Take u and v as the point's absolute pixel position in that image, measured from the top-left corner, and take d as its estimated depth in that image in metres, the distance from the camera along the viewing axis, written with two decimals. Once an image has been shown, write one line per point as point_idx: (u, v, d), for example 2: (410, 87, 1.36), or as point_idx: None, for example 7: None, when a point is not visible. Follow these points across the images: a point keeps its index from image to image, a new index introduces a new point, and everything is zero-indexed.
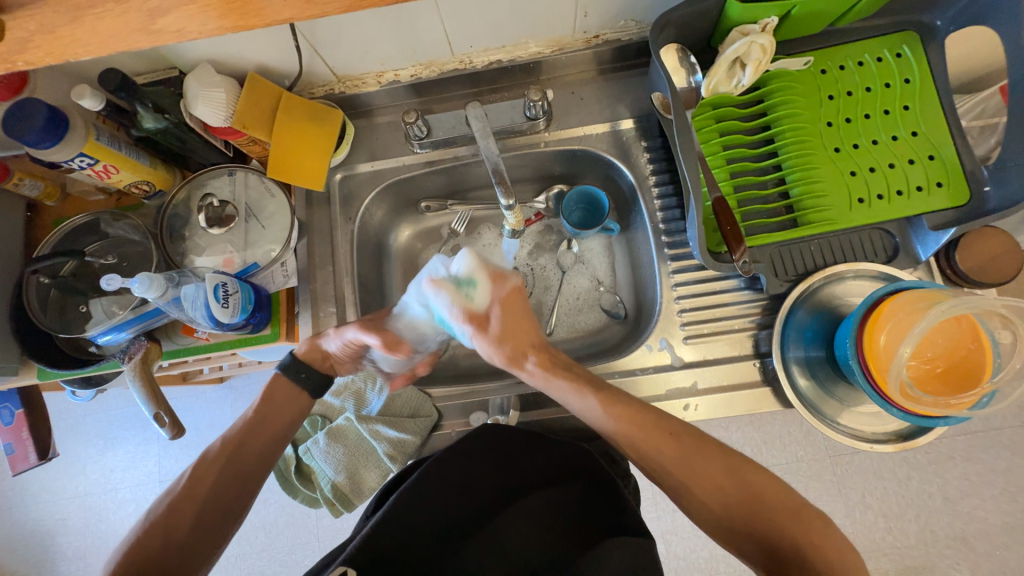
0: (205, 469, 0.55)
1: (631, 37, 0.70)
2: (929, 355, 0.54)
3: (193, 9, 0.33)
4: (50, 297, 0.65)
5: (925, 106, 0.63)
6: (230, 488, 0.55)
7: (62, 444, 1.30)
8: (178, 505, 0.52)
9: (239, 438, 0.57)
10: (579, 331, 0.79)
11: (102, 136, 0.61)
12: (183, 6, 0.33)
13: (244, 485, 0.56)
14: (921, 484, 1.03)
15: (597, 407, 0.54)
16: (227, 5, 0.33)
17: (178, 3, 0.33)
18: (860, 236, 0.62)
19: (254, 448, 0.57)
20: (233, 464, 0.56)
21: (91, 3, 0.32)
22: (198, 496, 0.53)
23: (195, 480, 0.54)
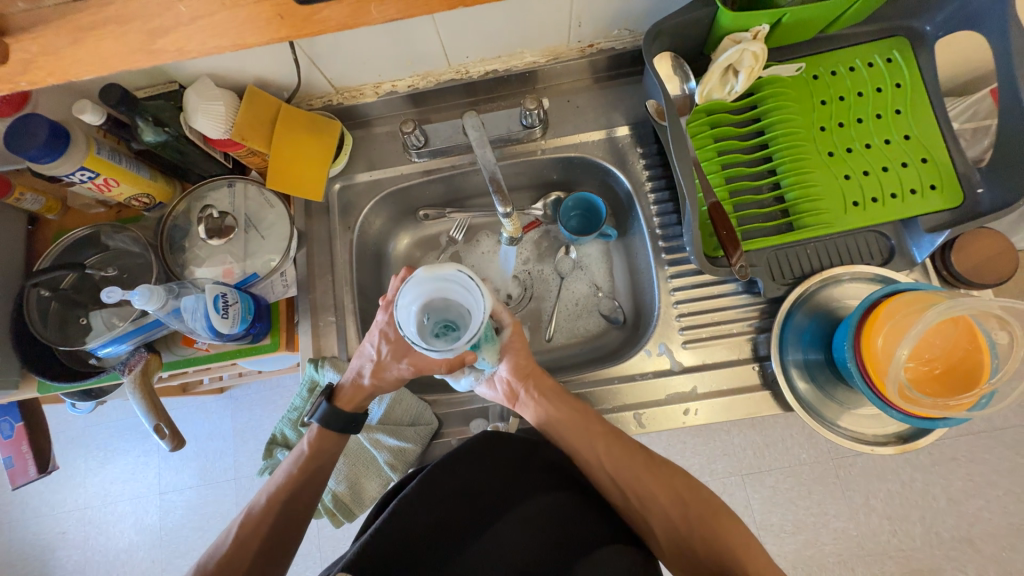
0: (256, 519, 0.58)
1: (625, 46, 0.70)
2: (927, 357, 0.54)
3: (193, 28, 0.34)
4: (51, 309, 0.66)
5: (917, 109, 0.64)
6: (282, 534, 0.58)
7: (62, 456, 1.30)
8: (232, 556, 0.56)
9: (285, 489, 0.60)
10: (579, 336, 0.79)
11: (102, 150, 0.62)
12: (183, 25, 0.34)
13: (295, 531, 0.59)
14: (925, 486, 1.03)
15: (559, 414, 0.61)
16: (226, 24, 0.34)
17: (178, 22, 0.33)
18: (855, 239, 0.62)
19: (303, 497, 0.60)
20: (278, 513, 0.59)
21: (94, 25, 0.33)
22: (251, 546, 0.57)
23: (247, 532, 0.57)
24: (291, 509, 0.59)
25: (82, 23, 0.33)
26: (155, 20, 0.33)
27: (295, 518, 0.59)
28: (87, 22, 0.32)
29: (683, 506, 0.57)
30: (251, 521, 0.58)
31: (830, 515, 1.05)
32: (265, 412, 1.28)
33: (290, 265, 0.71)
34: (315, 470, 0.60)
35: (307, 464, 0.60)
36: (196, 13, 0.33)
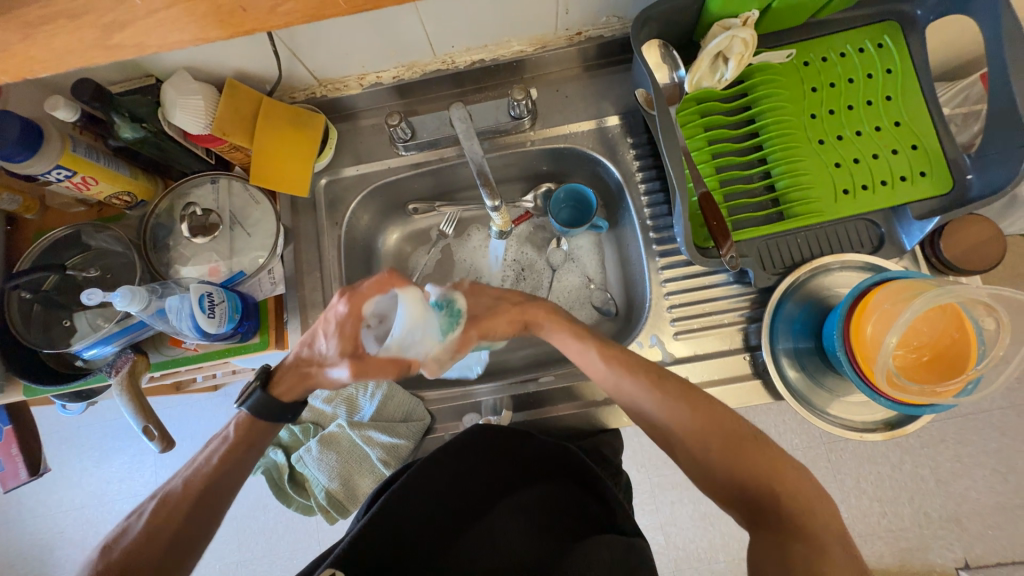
0: (172, 500, 0.55)
1: (614, 33, 0.69)
2: (915, 344, 0.54)
3: (151, 22, 0.32)
4: (34, 312, 0.64)
5: (907, 96, 0.63)
6: (192, 524, 0.55)
7: (56, 457, 1.29)
8: (143, 540, 0.53)
9: (204, 477, 0.56)
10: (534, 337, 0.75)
11: (79, 147, 0.60)
12: (141, 20, 0.32)
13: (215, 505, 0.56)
14: (914, 468, 1.05)
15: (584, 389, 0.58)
16: (184, 18, 0.32)
17: (136, 16, 0.32)
18: (846, 227, 0.62)
19: (215, 487, 0.56)
20: (192, 501, 0.55)
21: (41, 19, 0.31)
22: (162, 537, 0.53)
23: (160, 514, 0.54)
24: (210, 498, 0.56)
25: (31, 18, 0.30)
26: (109, 14, 0.31)
27: (212, 504, 0.56)
28: (37, 18, 0.30)
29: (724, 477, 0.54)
30: (171, 498, 0.55)
31: None
32: None
33: (278, 262, 0.70)
34: (236, 456, 0.57)
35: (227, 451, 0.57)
36: (152, 6, 0.32)
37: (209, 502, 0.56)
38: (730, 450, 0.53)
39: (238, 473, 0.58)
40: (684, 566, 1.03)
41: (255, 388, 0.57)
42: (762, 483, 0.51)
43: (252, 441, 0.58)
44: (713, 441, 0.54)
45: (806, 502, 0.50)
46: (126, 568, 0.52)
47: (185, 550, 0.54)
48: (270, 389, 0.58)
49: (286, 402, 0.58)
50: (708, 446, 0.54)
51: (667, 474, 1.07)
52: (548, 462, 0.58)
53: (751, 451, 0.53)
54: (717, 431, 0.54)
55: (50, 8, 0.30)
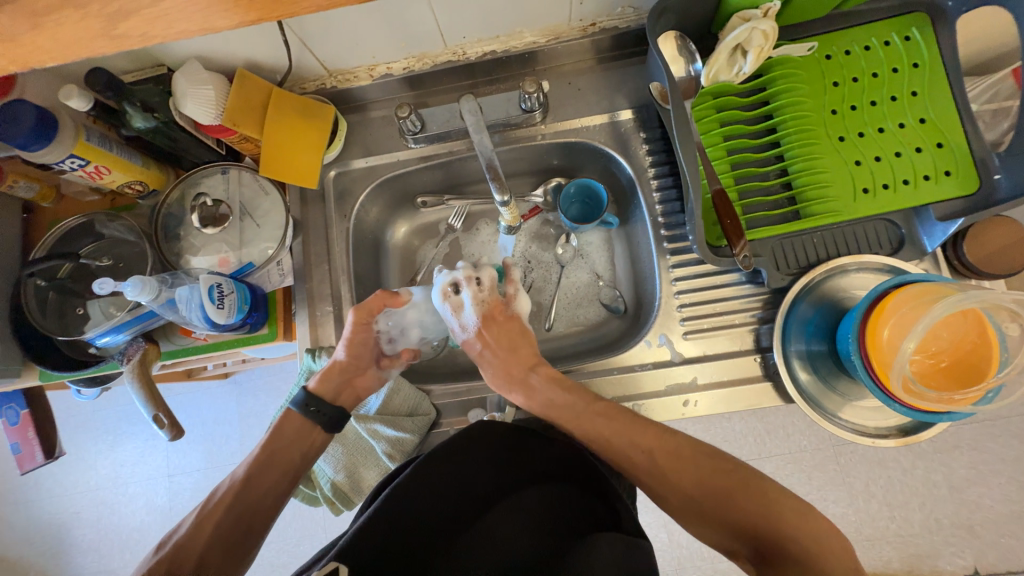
0: (211, 507, 0.58)
1: (629, 25, 0.67)
2: (934, 350, 0.53)
3: (156, 11, 0.32)
4: (49, 299, 0.65)
5: (934, 91, 0.61)
6: (233, 531, 0.57)
7: (72, 440, 1.32)
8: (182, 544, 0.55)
9: (241, 484, 0.60)
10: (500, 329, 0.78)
11: (92, 137, 0.61)
12: (147, 8, 0.32)
13: (254, 512, 0.59)
14: (926, 473, 1.03)
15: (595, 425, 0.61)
16: (189, 7, 0.32)
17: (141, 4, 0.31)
18: (865, 228, 0.60)
19: (256, 490, 0.60)
20: (237, 506, 0.58)
21: (46, 8, 0.30)
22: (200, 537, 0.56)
23: (201, 522, 0.57)
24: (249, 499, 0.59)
25: (37, 7, 0.30)
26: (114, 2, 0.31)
27: (252, 514, 0.59)
28: (41, 6, 0.30)
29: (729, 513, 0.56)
30: (211, 503, 0.58)
31: (829, 501, 1.05)
32: (268, 398, 1.30)
33: (286, 254, 0.71)
34: (270, 457, 0.62)
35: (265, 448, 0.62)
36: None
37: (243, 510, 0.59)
38: (723, 487, 0.57)
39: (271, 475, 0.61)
40: (686, 564, 1.03)
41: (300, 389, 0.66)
42: (758, 516, 0.54)
43: (283, 447, 0.63)
44: (705, 481, 0.58)
45: (807, 525, 0.52)
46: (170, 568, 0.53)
47: (230, 560, 0.56)
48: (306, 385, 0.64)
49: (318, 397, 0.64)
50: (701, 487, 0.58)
51: None
52: (546, 457, 0.60)
53: (746, 488, 0.56)
54: (710, 471, 0.59)
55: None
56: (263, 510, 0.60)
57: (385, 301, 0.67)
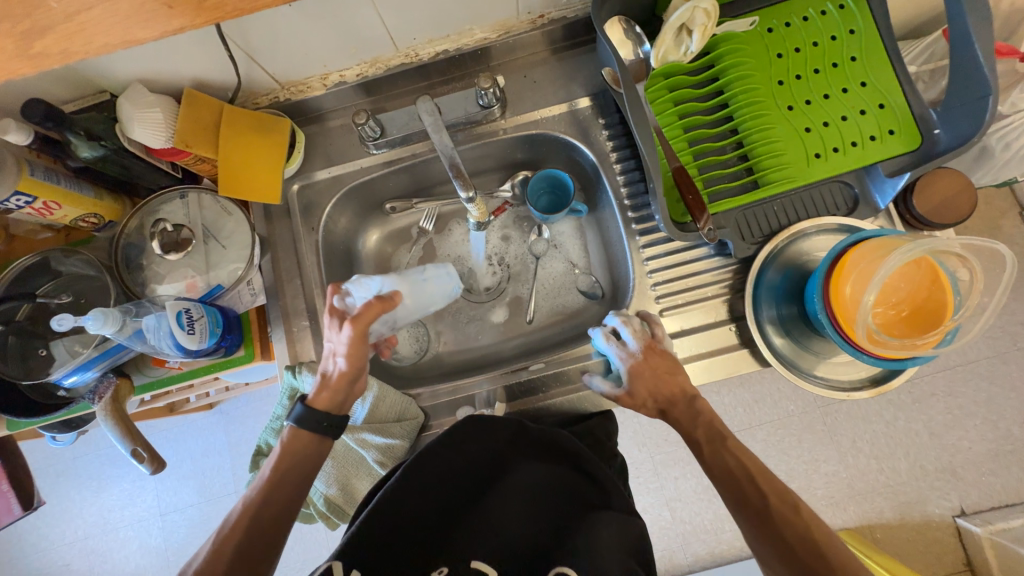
0: (227, 533, 0.50)
1: (577, 14, 0.68)
2: (893, 301, 0.55)
3: (72, 27, 0.31)
4: (9, 344, 0.62)
5: (872, 55, 0.63)
6: (254, 553, 0.50)
7: (54, 491, 1.27)
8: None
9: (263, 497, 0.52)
10: (477, 320, 0.81)
11: (36, 171, 0.58)
12: (66, 30, 0.31)
13: (277, 532, 0.52)
14: (907, 423, 1.07)
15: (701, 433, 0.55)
16: (111, 23, 0.31)
17: (57, 25, 0.31)
18: (820, 191, 0.63)
19: (272, 510, 0.52)
20: (262, 518, 0.51)
21: None
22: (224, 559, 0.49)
23: (220, 546, 0.49)
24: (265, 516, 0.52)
25: None
26: (27, 21, 0.30)
27: (272, 534, 0.51)
28: None
29: (789, 511, 0.47)
30: (223, 532, 0.50)
31: (820, 460, 1.09)
32: (258, 424, 1.27)
33: (256, 273, 0.70)
34: (296, 470, 0.55)
35: (280, 466, 0.54)
36: (69, 9, 0.30)
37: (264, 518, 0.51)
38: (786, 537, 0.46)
39: (292, 485, 0.54)
40: (692, 539, 1.05)
41: (295, 406, 0.56)
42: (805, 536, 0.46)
43: (310, 458, 0.56)
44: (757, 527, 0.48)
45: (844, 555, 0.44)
46: None
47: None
48: (307, 403, 0.57)
49: (326, 412, 0.56)
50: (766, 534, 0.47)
51: (669, 451, 1.08)
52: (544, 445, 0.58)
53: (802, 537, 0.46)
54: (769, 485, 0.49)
55: None
56: (277, 524, 0.52)
57: (382, 310, 0.56)
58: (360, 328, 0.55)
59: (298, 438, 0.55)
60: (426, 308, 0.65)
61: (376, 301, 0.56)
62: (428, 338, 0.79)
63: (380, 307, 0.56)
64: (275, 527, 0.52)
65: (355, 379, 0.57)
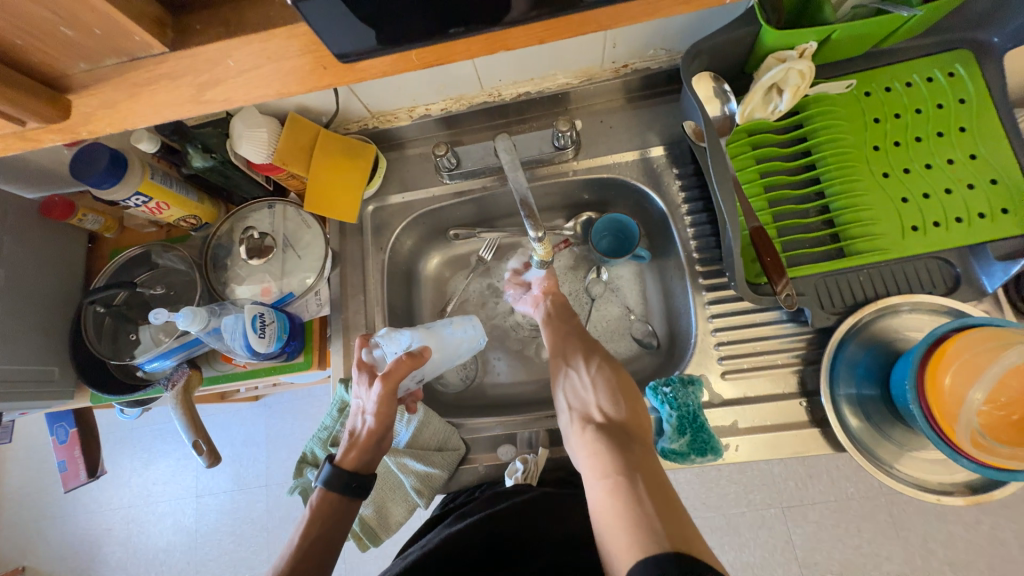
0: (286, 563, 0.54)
1: (661, 66, 0.69)
2: (1004, 400, 0.47)
3: (239, 80, 0.35)
4: (105, 324, 0.69)
5: (985, 126, 0.59)
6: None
7: (109, 457, 1.37)
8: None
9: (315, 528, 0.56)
10: (524, 354, 0.80)
11: (156, 175, 0.66)
12: (229, 80, 0.34)
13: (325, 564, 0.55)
14: (993, 529, 0.93)
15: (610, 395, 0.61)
16: (266, 77, 0.34)
17: (224, 77, 0.34)
18: (915, 266, 0.58)
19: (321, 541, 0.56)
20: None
21: (146, 80, 0.34)
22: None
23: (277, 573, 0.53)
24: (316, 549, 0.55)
25: (139, 79, 0.34)
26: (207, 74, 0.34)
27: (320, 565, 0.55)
28: (138, 80, 0.34)
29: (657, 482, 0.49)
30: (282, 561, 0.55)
31: (883, 557, 0.97)
32: (296, 421, 1.31)
33: (324, 284, 0.73)
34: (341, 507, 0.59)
35: (309, 533, 0.56)
36: (243, 65, 0.34)
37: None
38: (641, 470, 0.51)
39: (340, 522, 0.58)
40: None
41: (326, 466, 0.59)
42: (646, 478, 0.49)
43: (336, 519, 0.58)
44: (635, 461, 0.52)
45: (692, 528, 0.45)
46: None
47: None
48: (336, 462, 0.60)
49: (354, 473, 0.59)
50: (629, 464, 0.51)
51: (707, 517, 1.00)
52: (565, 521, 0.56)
53: (656, 473, 0.51)
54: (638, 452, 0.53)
55: (153, 72, 0.34)
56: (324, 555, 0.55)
57: (412, 367, 0.60)
58: (388, 384, 0.59)
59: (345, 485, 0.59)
60: (451, 361, 0.70)
61: (405, 357, 0.60)
62: (475, 366, 0.79)
63: (409, 363, 0.60)
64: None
65: (381, 436, 0.61)
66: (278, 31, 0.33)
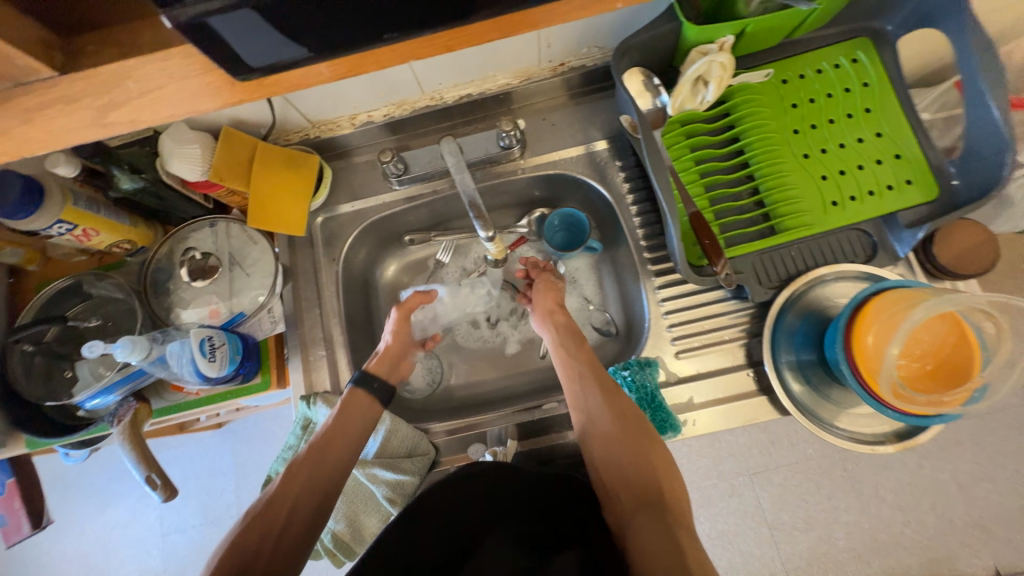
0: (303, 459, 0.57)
1: (596, 63, 0.71)
2: (919, 353, 0.53)
3: (146, 102, 0.33)
4: (35, 364, 0.63)
5: (888, 107, 0.64)
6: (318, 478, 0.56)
7: (60, 506, 1.27)
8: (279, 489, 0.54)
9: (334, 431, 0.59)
10: (490, 353, 0.81)
11: (80, 201, 0.61)
12: (135, 101, 0.33)
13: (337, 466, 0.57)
14: (932, 473, 1.02)
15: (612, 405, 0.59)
16: (178, 97, 0.34)
17: (129, 98, 0.33)
18: (837, 238, 0.63)
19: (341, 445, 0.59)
20: (297, 501, 0.53)
21: (42, 105, 0.32)
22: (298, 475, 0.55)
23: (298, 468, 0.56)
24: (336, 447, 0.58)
25: (32, 104, 0.32)
26: (107, 96, 0.33)
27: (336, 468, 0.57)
28: (34, 105, 0.32)
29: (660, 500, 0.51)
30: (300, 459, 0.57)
31: (841, 509, 1.04)
32: (265, 445, 1.27)
33: (277, 301, 0.71)
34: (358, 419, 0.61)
35: (325, 435, 0.59)
36: (147, 87, 0.33)
37: (264, 526, 0.52)
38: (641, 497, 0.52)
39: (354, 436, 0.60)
40: None
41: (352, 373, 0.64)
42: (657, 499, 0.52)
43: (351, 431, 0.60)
44: (631, 482, 0.53)
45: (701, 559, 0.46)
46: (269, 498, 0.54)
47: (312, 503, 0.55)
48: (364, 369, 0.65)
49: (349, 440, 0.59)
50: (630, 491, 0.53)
51: None
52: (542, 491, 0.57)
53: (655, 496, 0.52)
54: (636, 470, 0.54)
55: (50, 97, 0.32)
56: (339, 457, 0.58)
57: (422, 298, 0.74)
58: (404, 308, 0.73)
59: (349, 410, 0.61)
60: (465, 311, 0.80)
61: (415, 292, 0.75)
62: (440, 369, 0.79)
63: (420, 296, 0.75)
64: (307, 526, 0.53)
65: (400, 353, 0.69)
66: (176, 51, 0.33)
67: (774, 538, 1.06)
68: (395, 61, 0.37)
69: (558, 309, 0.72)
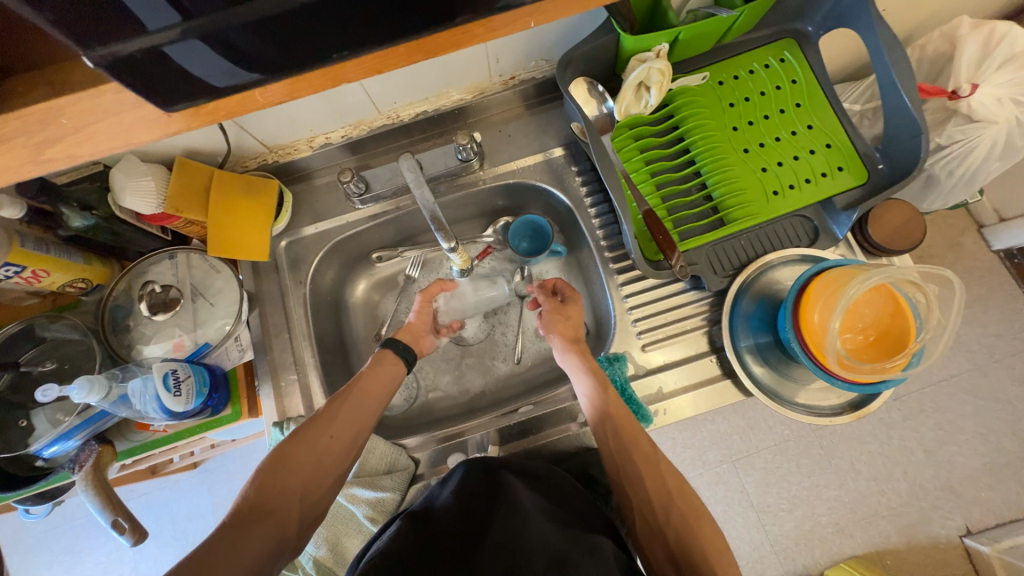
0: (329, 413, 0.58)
1: (545, 74, 0.74)
2: (860, 326, 0.57)
3: (82, 137, 0.34)
4: None
5: (815, 100, 0.69)
6: (337, 437, 0.56)
7: (24, 568, 1.20)
8: (303, 438, 0.55)
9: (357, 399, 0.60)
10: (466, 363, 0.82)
11: (27, 242, 0.60)
12: (70, 137, 0.34)
13: (359, 427, 0.59)
14: (901, 441, 1.07)
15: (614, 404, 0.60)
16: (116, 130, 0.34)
17: (64, 134, 0.33)
18: (781, 225, 0.67)
19: (365, 406, 0.60)
20: (318, 453, 0.54)
21: None
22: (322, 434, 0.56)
23: (322, 419, 0.57)
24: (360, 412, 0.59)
25: None
26: (41, 133, 0.33)
27: (359, 428, 0.58)
28: None
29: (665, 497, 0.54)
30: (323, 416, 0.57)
31: (821, 486, 1.08)
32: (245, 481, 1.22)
33: (244, 328, 0.70)
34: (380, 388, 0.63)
35: (349, 399, 0.59)
36: (81, 123, 0.34)
37: (287, 488, 0.51)
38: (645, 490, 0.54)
39: (375, 404, 0.61)
40: None
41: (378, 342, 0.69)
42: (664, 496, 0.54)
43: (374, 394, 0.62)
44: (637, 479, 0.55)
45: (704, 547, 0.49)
46: (293, 448, 0.54)
47: (331, 459, 0.55)
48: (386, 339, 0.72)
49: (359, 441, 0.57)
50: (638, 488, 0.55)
51: None
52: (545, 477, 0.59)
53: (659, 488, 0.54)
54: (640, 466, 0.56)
55: None
56: (363, 417, 0.59)
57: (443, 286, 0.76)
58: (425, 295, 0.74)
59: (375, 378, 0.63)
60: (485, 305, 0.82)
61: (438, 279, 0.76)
62: (416, 384, 0.80)
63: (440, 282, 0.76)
64: (322, 494, 0.54)
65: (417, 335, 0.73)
66: (108, 86, 0.34)
67: (761, 521, 1.09)
68: (336, 83, 0.38)
69: (575, 339, 0.68)
